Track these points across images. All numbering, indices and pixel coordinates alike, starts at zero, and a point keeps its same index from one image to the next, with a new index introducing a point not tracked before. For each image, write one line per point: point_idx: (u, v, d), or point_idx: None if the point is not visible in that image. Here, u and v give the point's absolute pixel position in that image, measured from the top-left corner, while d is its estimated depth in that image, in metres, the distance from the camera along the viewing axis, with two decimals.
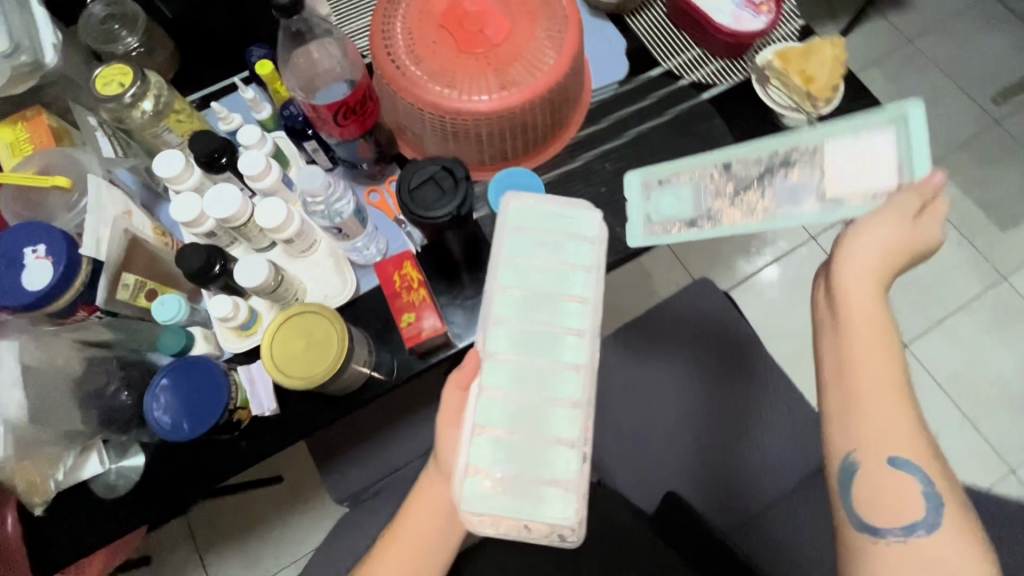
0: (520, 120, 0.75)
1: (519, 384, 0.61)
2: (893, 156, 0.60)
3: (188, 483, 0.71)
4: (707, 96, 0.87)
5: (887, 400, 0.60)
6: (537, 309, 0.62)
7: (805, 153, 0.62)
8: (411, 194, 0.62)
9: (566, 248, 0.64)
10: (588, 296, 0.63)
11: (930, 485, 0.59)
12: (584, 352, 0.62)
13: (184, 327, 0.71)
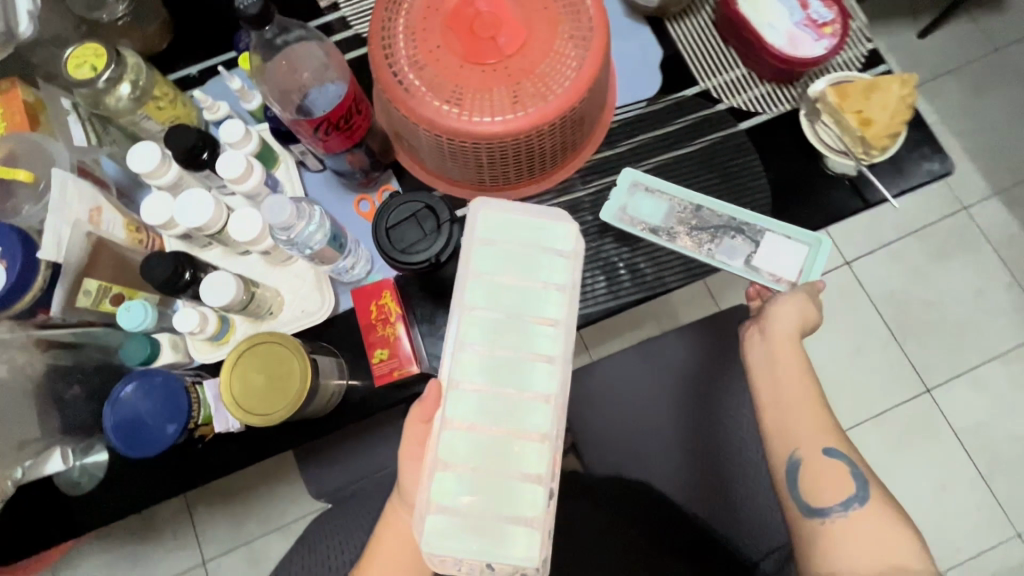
0: (527, 145, 0.67)
1: (483, 412, 0.54)
2: (799, 267, 0.72)
3: (144, 491, 0.70)
4: (745, 126, 0.77)
5: (809, 396, 0.67)
6: (503, 333, 0.55)
7: (751, 232, 0.72)
8: (388, 232, 0.57)
9: (537, 264, 0.56)
10: (561, 319, 0.56)
11: (856, 466, 0.64)
12: (555, 380, 0.55)
13: (150, 334, 0.68)
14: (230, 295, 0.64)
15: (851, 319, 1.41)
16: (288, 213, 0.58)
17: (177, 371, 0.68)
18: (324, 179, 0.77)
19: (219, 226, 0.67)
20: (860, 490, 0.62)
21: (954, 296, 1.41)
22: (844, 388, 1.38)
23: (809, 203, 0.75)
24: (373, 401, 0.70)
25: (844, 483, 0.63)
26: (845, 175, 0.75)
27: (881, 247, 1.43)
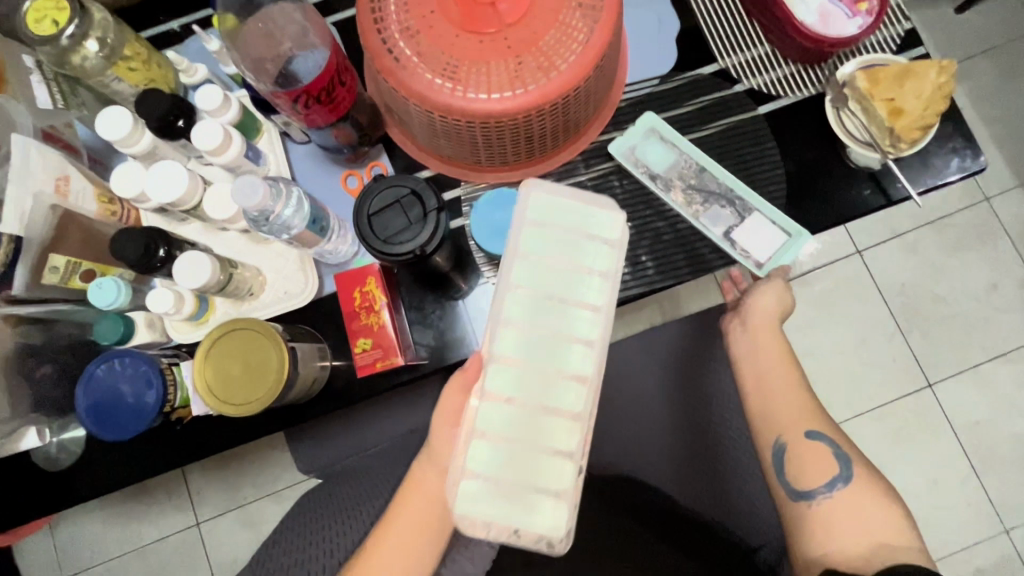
0: (525, 126, 0.62)
1: (517, 385, 0.50)
2: (772, 253, 0.70)
3: (121, 469, 0.68)
4: (764, 111, 0.71)
5: (789, 379, 0.67)
6: (545, 314, 0.50)
7: (742, 206, 0.70)
8: (370, 219, 0.53)
9: (581, 248, 0.51)
10: (603, 306, 0.51)
11: (838, 447, 0.63)
12: (594, 363, 0.51)
13: (123, 313, 0.65)
14: (205, 278, 0.61)
15: (859, 309, 1.35)
16: (262, 195, 0.55)
17: (153, 352, 0.66)
18: (310, 152, 0.73)
19: (194, 201, 0.63)
20: (844, 472, 0.62)
21: (966, 290, 1.34)
22: (847, 379, 1.34)
23: (825, 198, 0.70)
24: (357, 389, 0.68)
25: (829, 465, 0.62)
26: (868, 168, 0.70)
27: (895, 236, 1.37)
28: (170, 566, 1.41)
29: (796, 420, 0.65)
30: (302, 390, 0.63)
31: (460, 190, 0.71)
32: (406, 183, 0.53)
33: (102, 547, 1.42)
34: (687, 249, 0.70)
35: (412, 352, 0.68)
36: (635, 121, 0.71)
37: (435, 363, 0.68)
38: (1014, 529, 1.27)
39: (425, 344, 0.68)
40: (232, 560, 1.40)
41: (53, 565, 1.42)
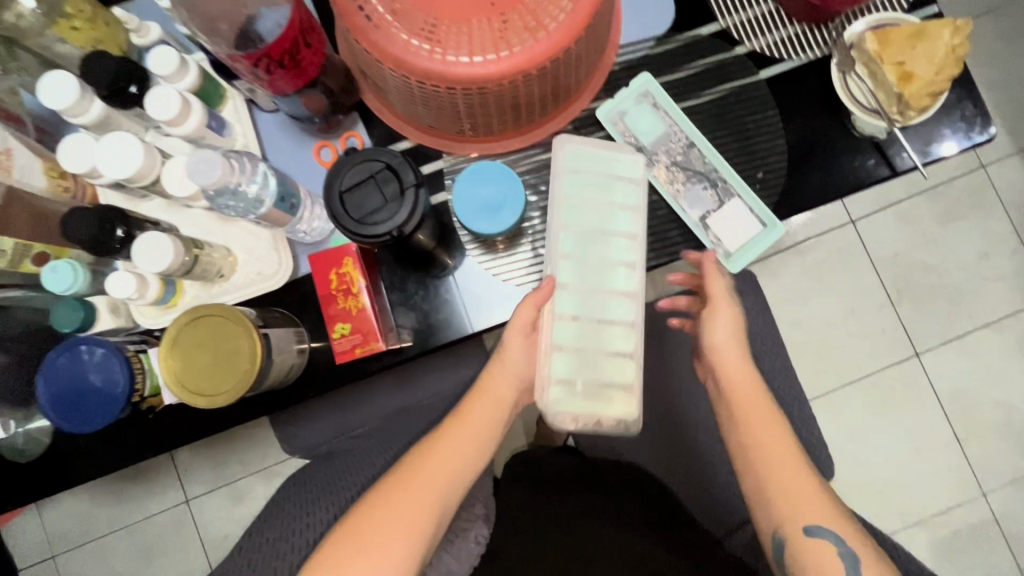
0: (511, 92, 0.57)
1: (581, 305, 0.61)
2: (741, 246, 0.67)
3: (92, 460, 0.65)
4: (766, 76, 0.67)
5: (783, 458, 0.58)
6: (589, 244, 0.61)
7: (723, 189, 0.66)
8: (342, 197, 0.49)
9: (612, 188, 0.62)
10: (637, 233, 0.62)
11: (846, 543, 0.53)
12: (636, 280, 0.62)
13: (82, 298, 0.61)
14: (168, 261, 0.57)
15: (850, 281, 1.34)
16: (220, 171, 0.50)
17: (118, 338, 0.62)
18: (280, 121, 0.67)
19: (151, 177, 0.57)
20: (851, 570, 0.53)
21: (957, 261, 1.33)
22: (836, 351, 1.34)
23: (827, 169, 0.67)
24: (337, 374, 0.65)
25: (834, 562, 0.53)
26: (873, 137, 0.66)
27: (890, 205, 1.34)
28: (161, 543, 1.41)
29: (796, 504, 0.55)
30: (278, 377, 0.60)
31: (443, 162, 0.66)
32: (383, 157, 0.49)
33: (90, 526, 1.41)
34: (682, 225, 0.67)
35: (395, 335, 0.65)
36: (627, 86, 0.67)
37: (419, 347, 0.66)
38: (991, 494, 1.29)
39: (408, 327, 0.65)
40: (223, 536, 1.40)
41: (42, 544, 1.41)
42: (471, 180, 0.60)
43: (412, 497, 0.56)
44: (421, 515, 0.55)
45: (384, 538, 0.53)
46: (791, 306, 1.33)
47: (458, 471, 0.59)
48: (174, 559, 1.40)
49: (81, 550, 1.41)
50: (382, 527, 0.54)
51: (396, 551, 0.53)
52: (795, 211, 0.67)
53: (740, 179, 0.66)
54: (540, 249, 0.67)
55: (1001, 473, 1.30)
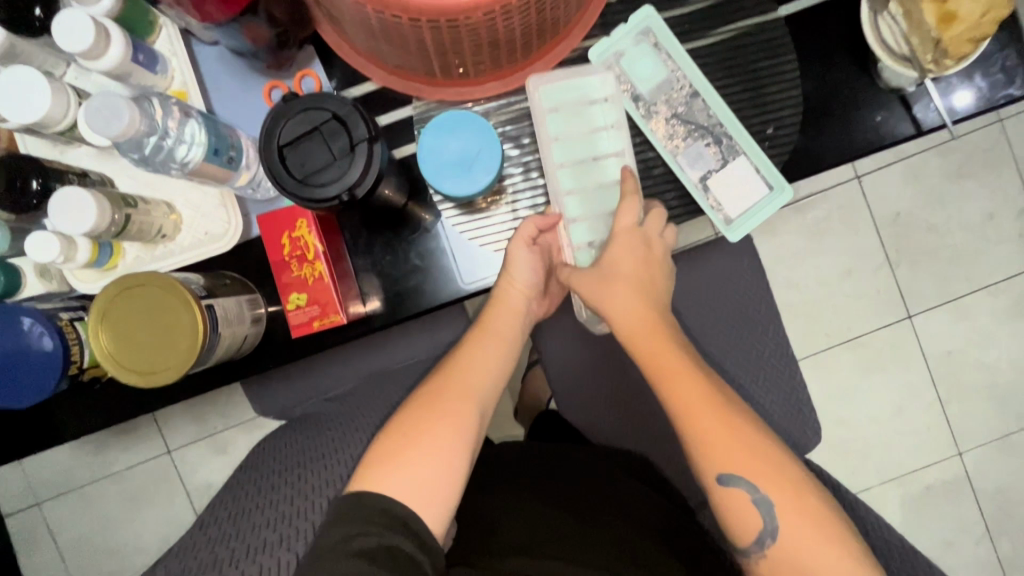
0: (486, 27, 0.48)
1: (594, 231, 0.61)
2: (752, 182, 0.59)
3: (37, 432, 0.61)
4: (785, 13, 0.58)
5: (700, 399, 0.55)
6: (586, 175, 0.59)
7: (727, 146, 0.59)
8: (283, 151, 0.42)
9: (589, 116, 0.58)
10: (623, 150, 0.58)
11: (759, 491, 0.52)
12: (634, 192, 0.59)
13: (5, 260, 0.54)
14: (93, 221, 0.50)
15: (850, 240, 1.28)
16: (127, 120, 0.42)
17: (49, 305, 0.56)
18: (223, 56, 0.58)
19: (67, 121, 0.49)
20: (770, 524, 0.52)
21: (961, 221, 1.28)
22: (829, 312, 1.30)
23: (844, 125, 0.59)
24: (296, 344, 0.59)
25: (755, 516, 0.52)
26: (900, 89, 0.58)
27: (900, 160, 1.27)
28: (145, 492, 1.41)
29: (722, 457, 0.53)
30: (230, 349, 0.54)
31: (412, 109, 0.59)
32: (330, 103, 0.41)
33: (73, 474, 1.40)
34: (679, 186, 0.60)
35: (360, 304, 0.59)
36: (626, 22, 0.58)
37: (386, 317, 0.60)
38: (966, 453, 1.31)
39: (374, 295, 0.59)
40: (207, 486, 1.40)
41: (26, 492, 1.41)
42: (449, 133, 0.53)
43: (446, 402, 0.55)
44: (461, 423, 0.54)
45: (429, 440, 0.52)
46: (786, 266, 1.29)
47: (483, 380, 0.58)
48: (158, 507, 1.41)
49: (65, 498, 1.41)
50: (423, 436, 0.52)
51: (442, 456, 0.52)
52: (805, 173, 0.60)
53: (741, 125, 0.58)
54: (521, 210, 0.60)
55: (978, 433, 1.31)
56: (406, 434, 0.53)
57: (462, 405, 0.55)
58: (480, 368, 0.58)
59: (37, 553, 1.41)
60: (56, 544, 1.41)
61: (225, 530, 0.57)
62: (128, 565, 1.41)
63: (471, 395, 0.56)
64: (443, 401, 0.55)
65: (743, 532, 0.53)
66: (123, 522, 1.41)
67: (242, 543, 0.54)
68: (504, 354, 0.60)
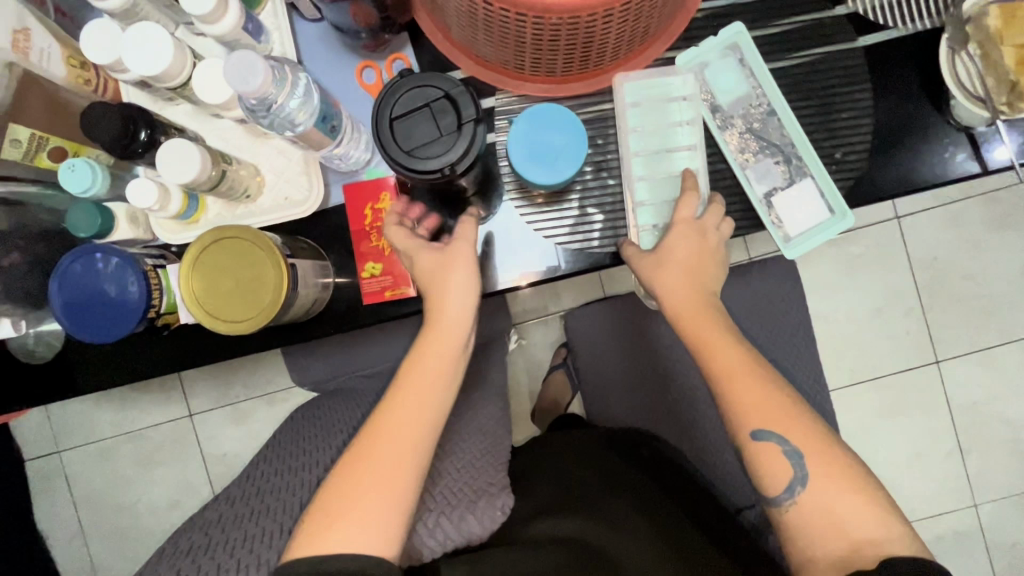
0: (586, 29, 0.50)
1: (658, 216, 0.61)
2: (818, 202, 0.61)
3: (101, 370, 0.64)
4: (865, 43, 0.60)
5: (737, 358, 0.55)
6: (659, 170, 0.60)
7: (796, 167, 0.61)
8: (393, 124, 0.45)
9: (668, 113, 0.60)
10: (696, 145, 0.60)
11: (789, 441, 0.52)
12: (705, 188, 0.60)
13: (99, 203, 0.57)
14: (194, 173, 0.52)
15: (884, 278, 1.29)
16: (263, 76, 0.45)
17: (135, 250, 0.59)
18: (322, 33, 0.61)
19: (182, 77, 0.53)
20: (800, 470, 0.52)
21: (999, 271, 1.27)
22: (857, 348, 1.30)
23: (910, 158, 0.61)
24: (357, 314, 0.61)
25: (784, 466, 0.52)
26: (969, 127, 0.60)
27: (942, 205, 1.27)
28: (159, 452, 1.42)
29: (755, 406, 0.53)
30: (300, 310, 0.57)
31: (494, 101, 0.61)
32: (443, 84, 0.45)
33: (81, 429, 1.36)
34: (742, 200, 0.62)
35: None
36: (713, 37, 0.60)
37: None
38: (982, 505, 1.29)
39: None
40: (222, 454, 1.35)
41: (47, 438, 1.36)
42: (539, 128, 0.56)
43: (382, 460, 0.49)
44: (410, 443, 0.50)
45: (369, 498, 0.47)
46: (817, 297, 1.30)
47: (429, 404, 0.51)
48: (173, 469, 1.35)
49: (82, 450, 1.36)
50: (368, 482, 0.48)
51: (392, 504, 0.48)
52: (866, 201, 0.61)
53: (811, 148, 0.59)
54: (588, 209, 0.61)
55: (995, 486, 1.30)
56: (344, 491, 0.47)
57: (405, 459, 0.49)
58: (418, 417, 0.51)
59: (45, 503, 1.36)
60: (71, 495, 1.36)
61: (259, 485, 0.61)
62: (138, 527, 1.35)
63: (416, 443, 0.50)
64: (384, 452, 0.49)
65: (774, 486, 0.52)
66: (136, 480, 1.36)
67: (236, 527, 0.53)
68: (443, 399, 0.52)
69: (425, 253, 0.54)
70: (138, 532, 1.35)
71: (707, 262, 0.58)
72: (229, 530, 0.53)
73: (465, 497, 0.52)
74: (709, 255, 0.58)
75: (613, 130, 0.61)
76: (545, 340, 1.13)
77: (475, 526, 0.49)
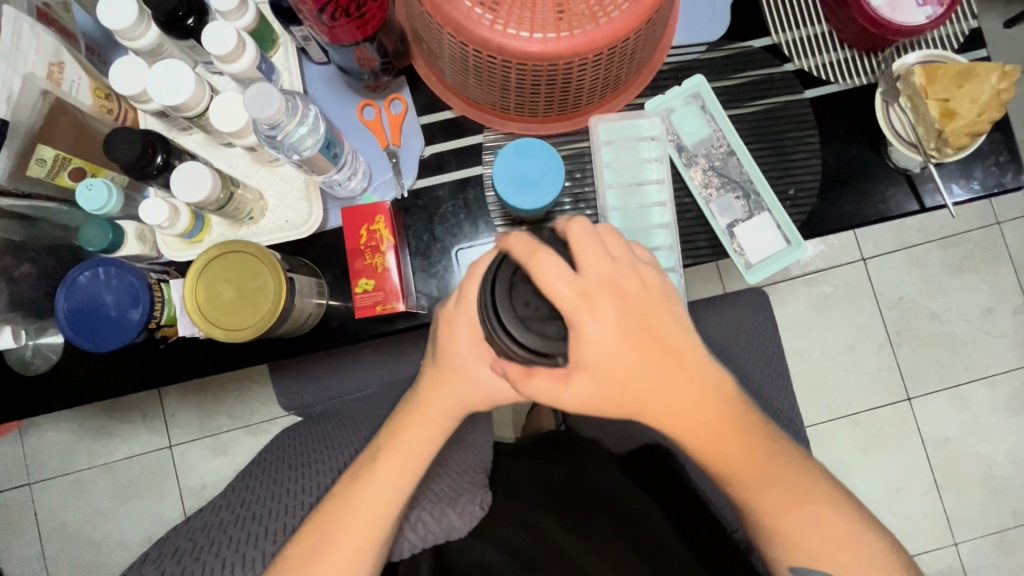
0: (564, 76, 0.57)
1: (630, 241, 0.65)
2: (775, 227, 0.67)
3: (94, 382, 0.66)
4: (810, 95, 0.68)
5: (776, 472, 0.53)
6: (629, 199, 0.66)
7: (754, 201, 0.67)
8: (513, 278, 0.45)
9: (637, 150, 0.66)
10: (664, 178, 0.66)
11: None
12: (670, 215, 0.65)
13: (112, 220, 0.61)
14: (205, 193, 0.57)
15: (853, 316, 1.35)
16: (277, 106, 0.51)
17: (141, 265, 0.62)
18: (327, 75, 0.68)
19: (199, 108, 0.58)
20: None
21: (962, 312, 1.34)
22: (832, 383, 1.34)
23: (857, 196, 0.67)
24: (351, 330, 0.65)
25: None
26: (906, 170, 0.67)
27: (902, 249, 1.35)
28: None
29: (802, 545, 0.53)
30: (296, 324, 0.61)
31: (482, 138, 0.67)
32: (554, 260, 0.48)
33: (49, 461, 1.30)
34: (709, 230, 0.67)
35: (413, 300, 0.65)
36: (677, 86, 0.68)
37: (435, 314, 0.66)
38: (961, 543, 1.31)
39: (429, 295, 0.66)
40: (200, 487, 1.29)
41: (20, 468, 1.30)
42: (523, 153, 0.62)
43: (344, 537, 0.52)
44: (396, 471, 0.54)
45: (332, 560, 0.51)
46: (792, 334, 1.35)
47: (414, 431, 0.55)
48: (149, 503, 1.29)
49: (55, 483, 1.30)
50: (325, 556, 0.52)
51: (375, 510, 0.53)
52: (819, 232, 0.68)
53: (766, 183, 0.66)
54: None
55: (974, 525, 1.31)
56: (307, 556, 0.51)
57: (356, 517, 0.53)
58: (385, 493, 0.54)
59: (8, 540, 1.29)
60: (39, 531, 1.29)
61: (244, 496, 0.61)
62: (108, 565, 1.28)
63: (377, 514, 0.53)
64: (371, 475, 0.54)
65: None
66: (109, 515, 1.29)
67: (222, 534, 0.54)
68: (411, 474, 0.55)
69: (480, 367, 0.53)
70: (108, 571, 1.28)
71: (655, 309, 0.48)
72: (214, 535, 0.54)
73: (447, 494, 0.55)
74: (652, 298, 0.48)
75: (589, 165, 0.67)
76: None
77: (455, 521, 0.52)
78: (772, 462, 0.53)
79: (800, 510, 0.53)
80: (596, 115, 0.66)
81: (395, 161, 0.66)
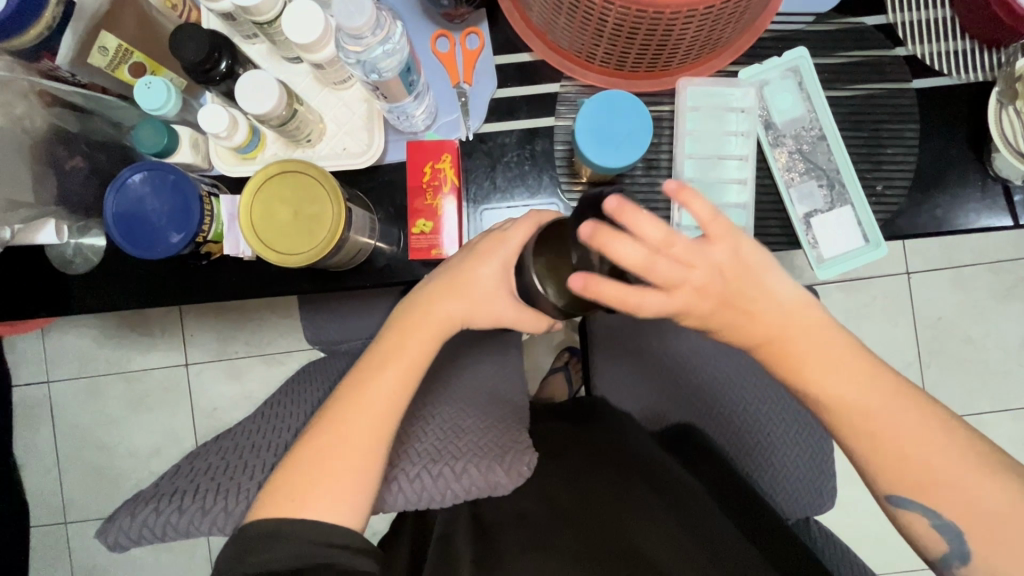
0: (665, 27, 0.52)
1: None
2: (852, 218, 0.63)
3: (133, 291, 0.64)
4: (918, 85, 0.63)
5: (900, 407, 0.50)
6: (707, 175, 0.62)
7: (836, 192, 0.63)
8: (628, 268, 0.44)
9: (724, 120, 0.62)
10: (747, 155, 0.62)
11: (941, 518, 0.49)
12: (749, 193, 0.62)
13: (166, 123, 0.59)
14: (269, 106, 0.54)
15: (886, 330, 1.31)
16: (366, 18, 0.48)
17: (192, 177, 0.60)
18: None
19: (271, 14, 0.55)
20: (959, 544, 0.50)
21: (1000, 340, 1.30)
22: None
23: (950, 200, 0.63)
24: (397, 272, 0.63)
25: (940, 541, 0.50)
26: (1005, 179, 0.62)
27: (949, 267, 1.30)
28: None
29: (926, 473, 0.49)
30: (346, 257, 0.58)
31: (559, 86, 0.63)
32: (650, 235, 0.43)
33: (68, 363, 1.31)
34: (784, 217, 0.64)
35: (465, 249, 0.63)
36: (774, 58, 0.63)
37: None
38: None
39: None
40: (211, 408, 1.30)
41: (39, 366, 1.32)
42: (623, 105, 0.58)
43: (355, 457, 0.50)
44: None
45: (340, 479, 0.49)
46: None
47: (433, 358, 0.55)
48: (161, 416, 1.31)
49: (73, 384, 1.32)
50: (342, 468, 0.50)
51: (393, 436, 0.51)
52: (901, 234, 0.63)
53: (851, 173, 0.62)
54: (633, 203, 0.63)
55: None
56: (318, 471, 0.49)
57: (385, 435, 0.51)
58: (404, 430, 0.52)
59: (21, 433, 1.32)
60: (53, 428, 1.32)
61: (269, 424, 0.59)
62: (116, 470, 1.31)
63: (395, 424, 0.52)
64: (388, 401, 0.52)
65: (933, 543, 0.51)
66: (121, 424, 1.31)
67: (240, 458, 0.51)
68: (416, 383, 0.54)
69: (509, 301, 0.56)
70: (115, 475, 1.31)
71: (735, 284, 0.47)
72: (232, 458, 0.51)
73: (491, 451, 0.51)
74: (729, 277, 0.47)
75: (668, 131, 0.63)
76: (551, 342, 1.10)
77: (502, 477, 0.49)
78: (889, 414, 0.50)
79: (920, 445, 0.49)
80: (686, 78, 0.61)
81: (463, 99, 0.63)
